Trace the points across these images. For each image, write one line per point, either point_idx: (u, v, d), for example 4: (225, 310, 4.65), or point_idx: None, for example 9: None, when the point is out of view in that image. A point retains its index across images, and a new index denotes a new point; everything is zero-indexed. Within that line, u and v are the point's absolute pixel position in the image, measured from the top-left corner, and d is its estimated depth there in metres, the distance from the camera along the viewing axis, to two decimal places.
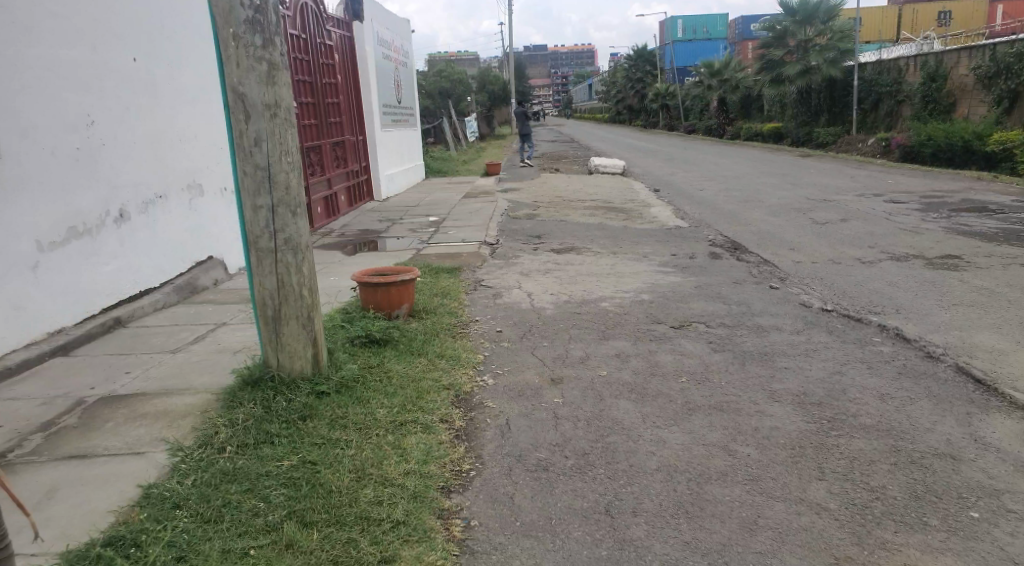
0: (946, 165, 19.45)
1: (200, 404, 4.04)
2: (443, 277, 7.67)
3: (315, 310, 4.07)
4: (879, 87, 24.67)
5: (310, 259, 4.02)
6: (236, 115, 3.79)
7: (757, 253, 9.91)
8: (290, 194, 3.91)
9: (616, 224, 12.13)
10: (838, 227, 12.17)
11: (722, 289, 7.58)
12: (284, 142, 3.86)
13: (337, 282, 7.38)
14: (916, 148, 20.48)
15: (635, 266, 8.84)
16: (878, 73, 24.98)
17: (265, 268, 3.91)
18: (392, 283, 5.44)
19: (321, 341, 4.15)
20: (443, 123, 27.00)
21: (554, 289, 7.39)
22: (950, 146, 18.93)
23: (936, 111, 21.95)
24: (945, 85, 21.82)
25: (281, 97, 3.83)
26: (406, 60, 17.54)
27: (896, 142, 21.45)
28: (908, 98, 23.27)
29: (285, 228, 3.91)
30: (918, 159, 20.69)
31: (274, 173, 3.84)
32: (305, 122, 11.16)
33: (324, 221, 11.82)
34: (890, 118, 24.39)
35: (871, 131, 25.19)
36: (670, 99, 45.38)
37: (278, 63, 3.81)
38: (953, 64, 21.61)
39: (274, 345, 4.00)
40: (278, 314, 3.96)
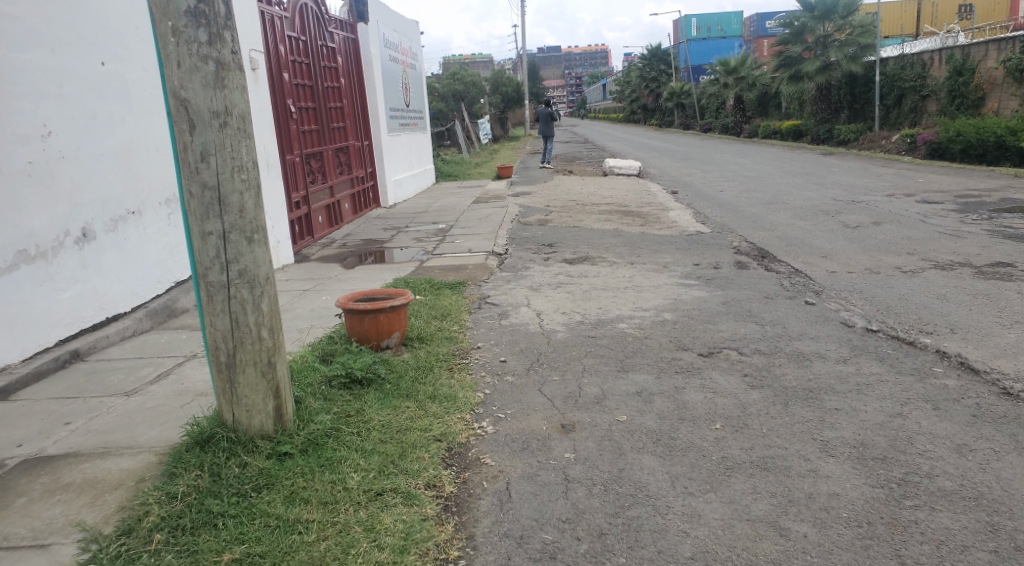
0: (978, 161, 18.60)
1: (137, 470, 3.39)
2: (446, 295, 7.00)
3: (278, 353, 3.41)
4: (901, 82, 23.75)
5: (273, 292, 3.38)
6: (179, 125, 3.16)
7: (787, 261, 9.19)
8: (245, 218, 3.27)
9: (633, 230, 11.42)
10: (872, 231, 11.39)
11: (753, 306, 6.84)
12: (237, 156, 3.23)
13: (326, 300, 6.73)
14: (945, 144, 19.56)
15: (655, 278, 8.12)
16: (901, 68, 24.09)
17: (215, 305, 3.27)
18: (381, 310, 4.74)
19: (287, 390, 3.49)
20: (454, 125, 26.41)
21: (566, 308, 6.68)
22: (982, 142, 18.02)
23: (965, 106, 20.98)
24: (973, 79, 20.83)
25: (233, 103, 3.21)
26: (414, 62, 16.87)
27: (920, 139, 20.62)
28: (932, 94, 22.46)
29: (242, 258, 3.27)
30: (947, 156, 19.77)
31: (224, 194, 3.21)
32: (305, 127, 10.48)
33: (326, 232, 11.16)
34: (912, 115, 23.48)
35: (895, 127, 24.28)
36: (686, 98, 44.62)
37: (229, 62, 3.19)
38: (982, 57, 20.71)
39: (229, 398, 3.37)
40: (233, 360, 3.32)
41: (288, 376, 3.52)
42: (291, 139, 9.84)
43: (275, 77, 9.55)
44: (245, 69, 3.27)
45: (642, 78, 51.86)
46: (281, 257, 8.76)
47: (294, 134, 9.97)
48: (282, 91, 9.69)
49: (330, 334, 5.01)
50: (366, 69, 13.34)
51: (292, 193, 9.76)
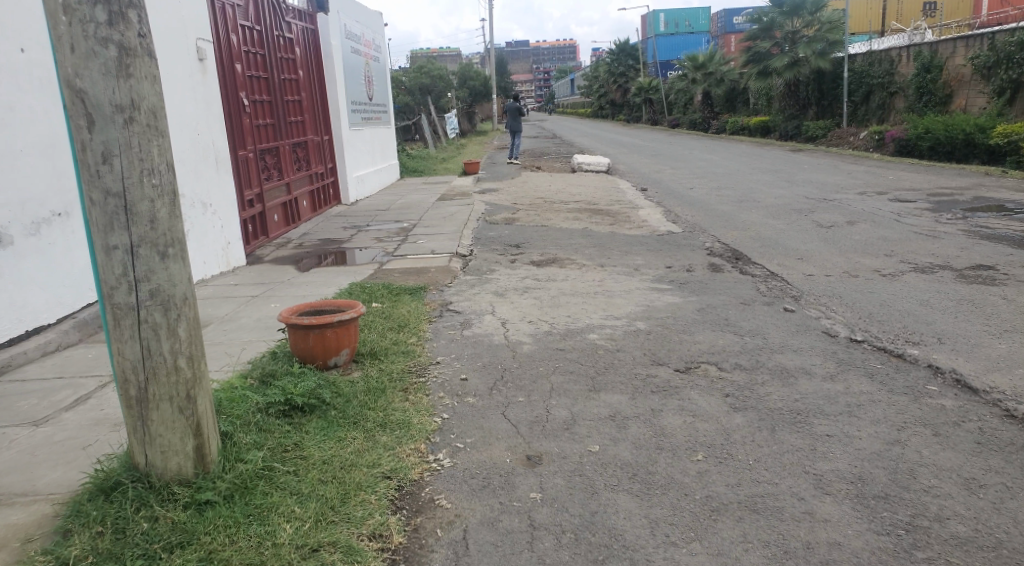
0: (945, 160, 18.51)
1: (25, 527, 2.97)
2: (405, 302, 6.55)
3: (199, 386, 3.03)
4: (870, 78, 23.70)
5: (193, 317, 2.99)
6: (76, 121, 2.73)
7: (763, 264, 8.88)
8: (158, 230, 2.85)
9: (603, 229, 11.04)
10: (847, 231, 11.14)
11: (729, 314, 6.49)
12: (146, 158, 2.81)
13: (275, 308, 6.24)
14: (913, 141, 19.52)
15: (626, 282, 7.75)
16: (869, 64, 24.03)
17: (124, 332, 2.86)
18: (327, 326, 4.28)
19: (209, 428, 3.09)
20: (420, 119, 25.85)
21: (532, 316, 6.25)
22: (951, 139, 17.98)
23: (932, 103, 20.96)
24: (940, 76, 20.82)
25: (141, 95, 2.80)
26: (378, 54, 16.32)
27: (890, 136, 20.55)
28: (901, 90, 22.41)
29: (154, 276, 2.86)
30: (915, 153, 19.73)
31: (132, 201, 2.79)
32: (260, 121, 9.93)
33: (282, 231, 10.62)
34: (880, 111, 23.40)
35: (863, 124, 24.25)
36: (654, 93, 44.45)
37: (136, 46, 2.78)
38: (950, 54, 20.68)
39: (140, 437, 2.97)
40: (144, 395, 2.92)
41: (212, 410, 3.13)
42: (244, 134, 9.30)
43: (227, 68, 8.99)
44: (155, 55, 2.85)
45: (611, 73, 51.57)
46: (231, 260, 8.21)
47: (247, 128, 9.43)
48: (234, 83, 9.14)
49: (274, 351, 4.55)
50: (327, 61, 12.79)
51: (245, 191, 9.22)
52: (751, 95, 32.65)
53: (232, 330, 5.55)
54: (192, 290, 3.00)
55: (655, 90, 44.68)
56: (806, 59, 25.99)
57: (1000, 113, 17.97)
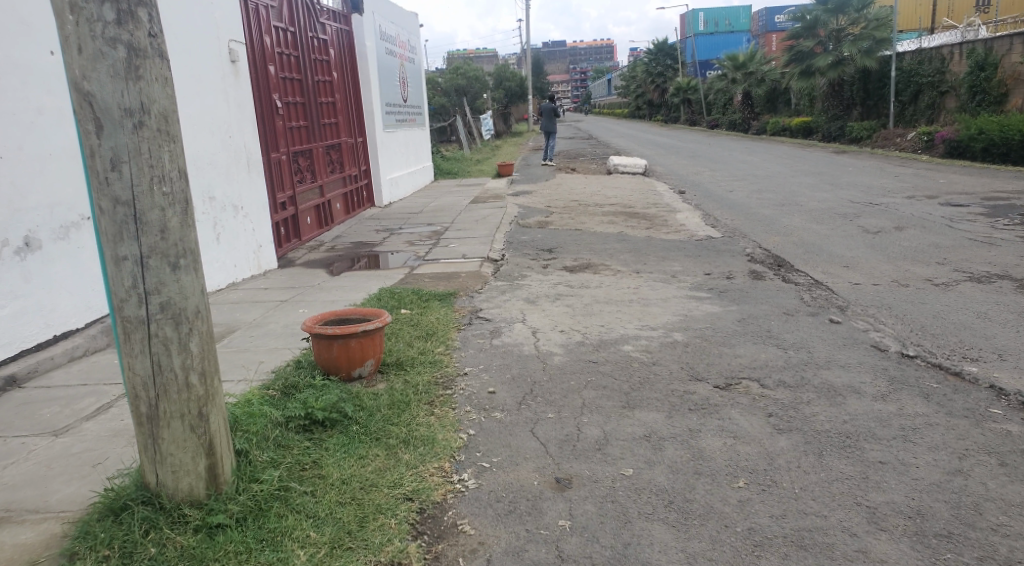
0: (1001, 161, 17.83)
1: (30, 548, 2.87)
2: (434, 309, 6.40)
3: (212, 403, 2.90)
4: (918, 77, 23.03)
5: (206, 330, 2.87)
6: (83, 126, 2.62)
7: (806, 271, 8.58)
8: (169, 241, 2.73)
9: (640, 234, 10.80)
10: (895, 237, 10.73)
11: (771, 325, 6.22)
12: (157, 164, 2.70)
13: (304, 313, 6.14)
14: (965, 142, 18.90)
15: (663, 290, 7.51)
16: (918, 62, 23.32)
17: (133, 346, 2.74)
18: (351, 336, 4.12)
19: (223, 447, 2.96)
20: (456, 120, 25.77)
21: (564, 325, 6.05)
22: (1006, 140, 17.36)
23: (987, 102, 20.21)
24: (996, 74, 20.07)
25: (151, 98, 2.68)
26: (413, 55, 16.24)
27: (940, 137, 19.94)
28: (953, 89, 21.73)
29: (164, 288, 2.75)
30: (967, 154, 19.11)
31: (141, 210, 2.68)
32: (293, 123, 9.88)
33: (315, 233, 10.56)
34: (931, 111, 22.74)
35: (910, 125, 23.57)
36: (693, 93, 43.86)
37: (146, 47, 2.66)
38: (1005, 51, 19.95)
39: (151, 456, 2.85)
40: (155, 412, 2.80)
41: (226, 428, 3.00)
42: (277, 136, 9.24)
43: (261, 70, 8.95)
44: (166, 57, 2.74)
45: (649, 73, 51.02)
46: (262, 263, 8.15)
47: (280, 130, 9.37)
48: (267, 85, 9.09)
49: (300, 360, 4.42)
50: (361, 63, 12.74)
51: (277, 193, 9.16)
52: (793, 95, 32.00)
53: (258, 336, 5.45)
54: (206, 303, 2.87)
55: (694, 90, 44.10)
56: (852, 57, 25.36)
57: None
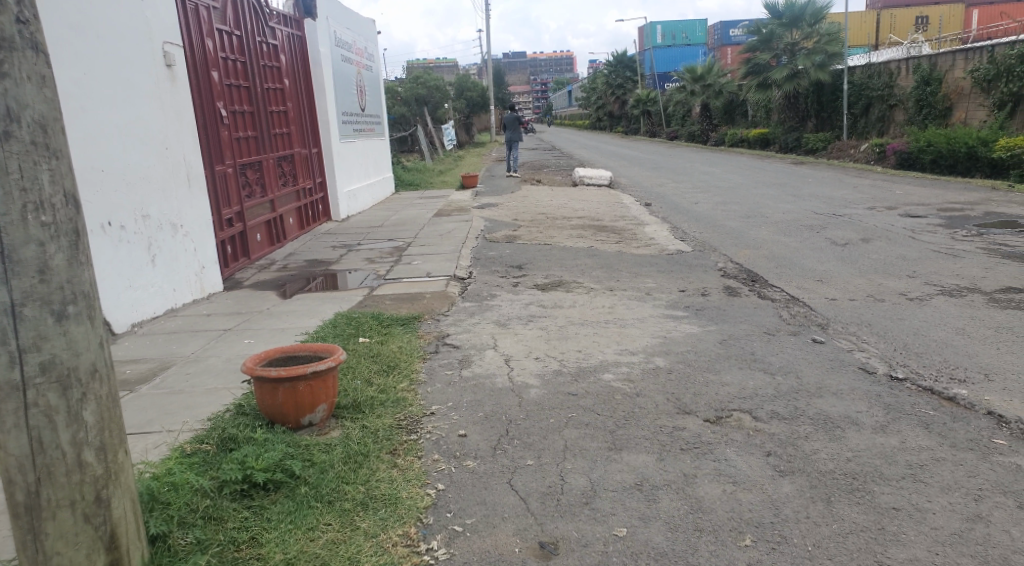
0: (948, 173, 18.00)
1: None
2: (396, 336, 5.95)
3: (112, 482, 2.64)
4: (868, 91, 23.28)
5: (104, 393, 2.61)
6: None
7: (780, 287, 8.32)
8: (49, 283, 2.45)
9: (608, 248, 10.47)
10: (864, 250, 10.56)
11: (754, 348, 5.90)
12: (31, 185, 2.40)
13: (251, 346, 5.64)
14: (915, 155, 19.05)
15: (639, 309, 7.16)
16: (868, 76, 23.58)
17: (7, 425, 2.44)
18: (299, 378, 3.74)
19: (127, 535, 2.70)
20: (417, 131, 25.31)
21: (540, 352, 5.66)
22: (953, 153, 17.50)
23: (932, 116, 20.46)
24: (940, 89, 20.33)
25: (24, 105, 2.39)
26: (371, 64, 15.77)
27: (890, 148, 20.07)
28: (900, 103, 21.93)
29: (46, 344, 2.45)
30: (915, 166, 19.29)
31: (12, 245, 2.38)
32: (241, 134, 9.37)
33: (266, 251, 10.04)
34: (881, 124, 22.92)
35: (863, 137, 23.78)
36: (652, 105, 43.98)
37: (13, 39, 2.36)
38: (948, 67, 20.18)
39: (33, 557, 2.52)
40: (37, 501, 2.49)
41: (134, 513, 2.76)
42: (223, 148, 8.74)
43: (203, 77, 8.44)
44: (40, 56, 2.45)
45: (608, 85, 51.14)
46: (206, 287, 7.67)
47: (226, 142, 8.87)
48: (211, 94, 8.59)
49: (246, 411, 4.03)
50: (315, 69, 12.23)
51: (223, 210, 8.62)
52: (750, 107, 32.20)
53: (201, 375, 4.94)
54: (105, 360, 2.63)
55: (654, 101, 44.26)
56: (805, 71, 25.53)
57: (1001, 127, 17.46)
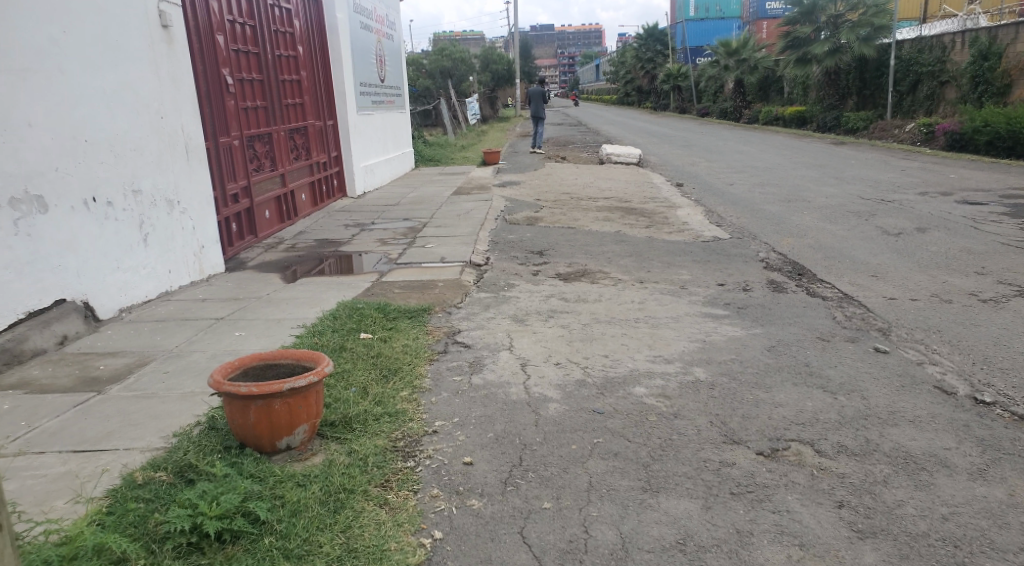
0: (1005, 155, 16.93)
1: None
2: (402, 333, 5.32)
3: None
4: (918, 66, 22.06)
5: None
6: None
7: (829, 281, 7.56)
8: None
9: (638, 233, 9.74)
10: (920, 241, 9.72)
11: (806, 357, 5.18)
12: None
13: (236, 341, 5.04)
14: (968, 135, 17.98)
15: (672, 306, 6.46)
16: (919, 50, 22.33)
17: None
18: (274, 396, 3.11)
19: None
20: (441, 106, 24.53)
21: (561, 355, 4.99)
22: (1012, 133, 16.43)
23: (989, 93, 19.27)
24: (1000, 64, 19.10)
25: None
26: (392, 33, 15.04)
27: (941, 129, 18.99)
28: (953, 79, 20.77)
29: None
30: (967, 148, 18.21)
31: None
32: (248, 104, 8.75)
33: (276, 229, 9.45)
34: (929, 102, 21.73)
35: (908, 116, 22.54)
36: (683, 81, 42.70)
37: None
38: (1010, 40, 18.92)
39: None
40: None
41: None
42: (228, 119, 8.12)
43: (207, 41, 7.82)
44: None
45: (638, 58, 49.89)
46: (204, 268, 7.06)
47: (231, 112, 8.26)
48: (215, 59, 7.96)
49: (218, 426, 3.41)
50: (332, 37, 11.58)
51: (226, 185, 8.02)
52: (786, 83, 30.95)
53: (174, 375, 4.32)
54: None
55: (684, 77, 42.95)
56: (849, 46, 24.32)
57: None
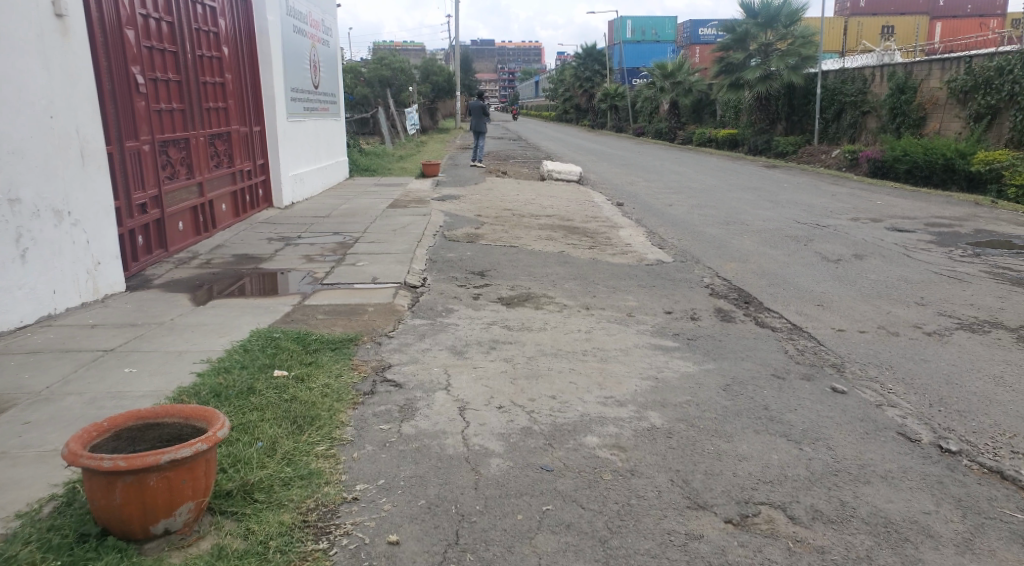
0: (923, 184, 17.24)
1: None
2: (323, 369, 4.77)
3: None
4: (842, 96, 22.48)
5: None
6: None
7: (778, 310, 7.28)
8: None
9: (580, 254, 9.35)
10: (859, 268, 9.60)
11: (765, 397, 4.82)
12: None
13: (126, 382, 4.41)
14: (887, 164, 18.31)
15: (620, 336, 6.05)
16: (840, 81, 22.73)
17: None
18: (148, 470, 2.77)
19: None
20: (378, 116, 23.89)
21: (503, 398, 4.51)
22: (929, 164, 16.75)
23: (906, 125, 19.67)
24: (915, 97, 19.55)
25: None
26: (327, 39, 14.39)
27: (863, 155, 19.33)
28: (874, 110, 21.22)
29: None
30: (886, 176, 18.54)
31: None
32: (163, 106, 8.02)
33: (191, 242, 8.72)
34: (852, 130, 22.13)
35: (832, 143, 22.93)
36: (619, 100, 43.00)
37: None
38: (924, 76, 19.41)
39: None
40: None
41: None
42: (138, 121, 7.39)
43: (115, 37, 7.11)
44: None
45: (576, 77, 50.18)
46: (99, 287, 6.40)
47: (142, 114, 7.53)
48: (124, 57, 7.24)
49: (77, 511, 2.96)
50: (262, 40, 10.86)
51: (133, 194, 7.30)
52: (719, 106, 31.32)
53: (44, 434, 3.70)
54: None
55: (620, 96, 43.19)
56: (779, 72, 24.61)
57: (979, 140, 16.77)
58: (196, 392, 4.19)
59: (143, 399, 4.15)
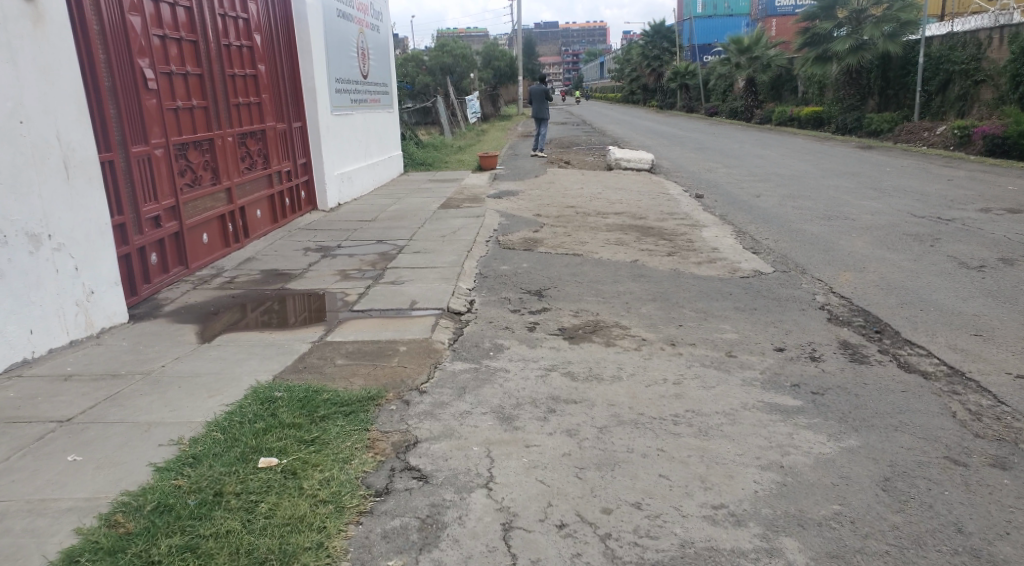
0: None
1: None
2: (327, 454, 3.54)
3: None
4: (949, 64, 20.09)
5: None
6: None
7: (916, 341, 5.69)
8: None
9: (659, 264, 7.88)
10: (1010, 278, 7.80)
11: (947, 504, 3.33)
12: None
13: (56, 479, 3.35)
14: (1010, 141, 16.05)
15: (723, 390, 4.61)
16: (949, 47, 20.39)
17: None
18: None
19: None
20: (437, 105, 22.70)
21: (567, 507, 3.23)
22: None
23: None
24: None
25: None
26: (378, 23, 13.22)
27: (979, 131, 17.03)
28: (991, 79, 18.84)
29: None
30: (1008, 155, 16.29)
31: None
32: (180, 104, 6.94)
33: (218, 255, 7.69)
34: (963, 102, 19.77)
35: (937, 119, 20.61)
36: (691, 79, 40.70)
37: None
38: None
39: None
40: None
41: None
42: (148, 122, 6.33)
43: (116, 25, 6.04)
44: None
45: (643, 55, 47.84)
46: (93, 320, 5.31)
47: (154, 114, 6.47)
48: (128, 48, 6.18)
49: None
50: (301, 26, 9.75)
51: (143, 207, 6.25)
52: (801, 83, 29.02)
53: None
54: None
55: (691, 75, 40.89)
56: (872, 43, 22.17)
57: None
58: (139, 505, 3.09)
59: (64, 516, 3.08)
